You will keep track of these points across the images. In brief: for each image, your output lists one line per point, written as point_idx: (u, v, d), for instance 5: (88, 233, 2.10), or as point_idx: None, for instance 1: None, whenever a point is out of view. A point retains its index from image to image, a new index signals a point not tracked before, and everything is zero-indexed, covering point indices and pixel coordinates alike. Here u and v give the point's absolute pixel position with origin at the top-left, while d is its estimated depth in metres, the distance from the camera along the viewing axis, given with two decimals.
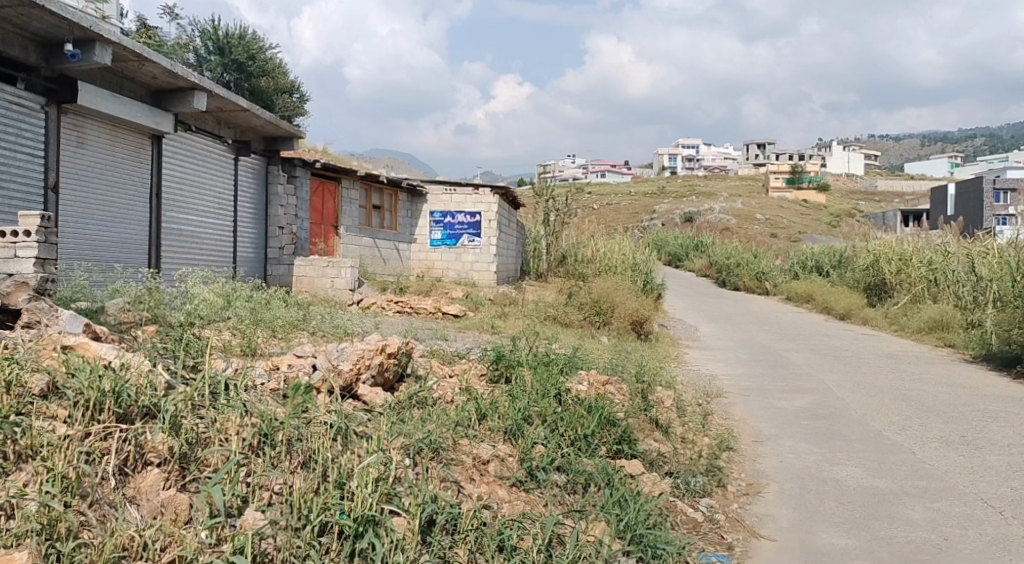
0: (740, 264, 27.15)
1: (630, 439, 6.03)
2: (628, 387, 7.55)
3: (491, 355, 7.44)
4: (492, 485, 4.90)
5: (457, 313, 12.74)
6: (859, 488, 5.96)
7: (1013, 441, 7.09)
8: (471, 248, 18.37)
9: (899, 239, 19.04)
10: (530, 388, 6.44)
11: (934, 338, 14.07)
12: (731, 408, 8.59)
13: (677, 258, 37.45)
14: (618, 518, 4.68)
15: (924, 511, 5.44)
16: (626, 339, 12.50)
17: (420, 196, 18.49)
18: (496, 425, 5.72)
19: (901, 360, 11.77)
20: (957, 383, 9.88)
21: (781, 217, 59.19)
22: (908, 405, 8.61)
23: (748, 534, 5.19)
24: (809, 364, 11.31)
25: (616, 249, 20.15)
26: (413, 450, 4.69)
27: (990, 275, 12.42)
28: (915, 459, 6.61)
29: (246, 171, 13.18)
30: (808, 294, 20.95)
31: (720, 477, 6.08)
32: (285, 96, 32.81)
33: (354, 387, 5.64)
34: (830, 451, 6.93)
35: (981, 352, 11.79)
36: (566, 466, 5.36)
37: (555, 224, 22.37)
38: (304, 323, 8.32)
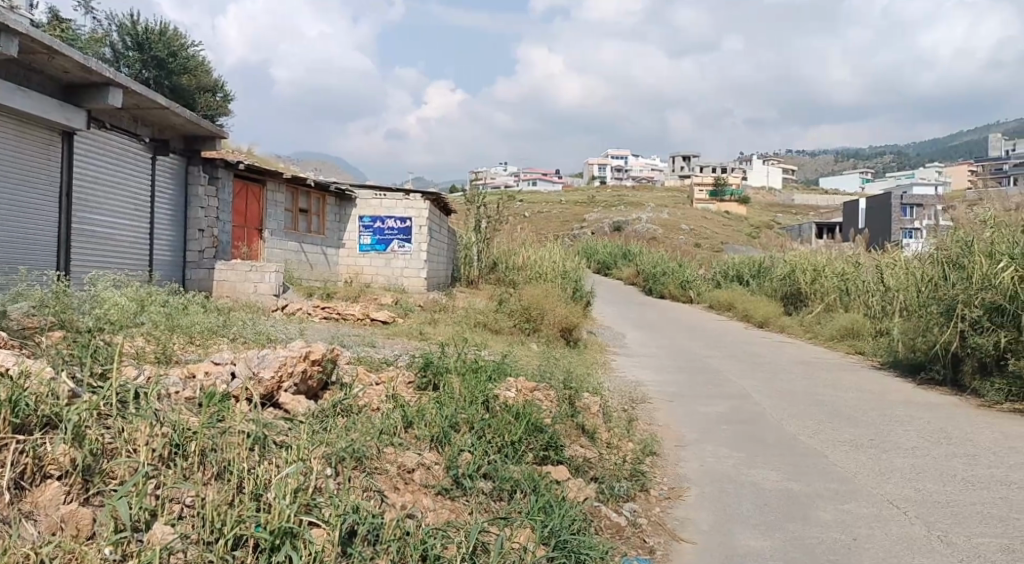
0: (665, 272, 27.74)
1: (557, 445, 6.07)
2: (556, 394, 7.56)
3: (419, 362, 7.37)
4: (416, 494, 4.82)
5: (386, 319, 12.59)
6: (775, 490, 6.13)
7: (917, 444, 7.41)
8: (401, 253, 18.21)
9: (814, 250, 19.77)
10: (457, 395, 6.40)
11: (846, 345, 14.68)
12: (656, 414, 8.74)
13: (605, 266, 38.07)
14: (543, 524, 4.69)
15: (835, 512, 5.64)
16: (554, 346, 12.61)
17: (349, 200, 18.18)
18: (422, 432, 5.65)
19: (816, 367, 12.21)
20: (868, 389, 10.31)
21: (705, 228, 60.77)
22: (821, 410, 8.93)
23: (669, 537, 5.28)
24: (730, 371, 11.62)
25: (545, 257, 20.31)
26: (335, 459, 4.60)
27: (897, 285, 13.02)
28: (827, 462, 6.86)
29: (165, 171, 12.74)
30: (729, 302, 21.56)
31: (643, 482, 6.16)
32: (208, 95, 31.95)
33: (275, 395, 5.50)
34: (748, 455, 7.12)
35: (889, 359, 12.36)
36: (493, 473, 5.32)
37: (486, 230, 22.34)
38: (224, 329, 8.07)
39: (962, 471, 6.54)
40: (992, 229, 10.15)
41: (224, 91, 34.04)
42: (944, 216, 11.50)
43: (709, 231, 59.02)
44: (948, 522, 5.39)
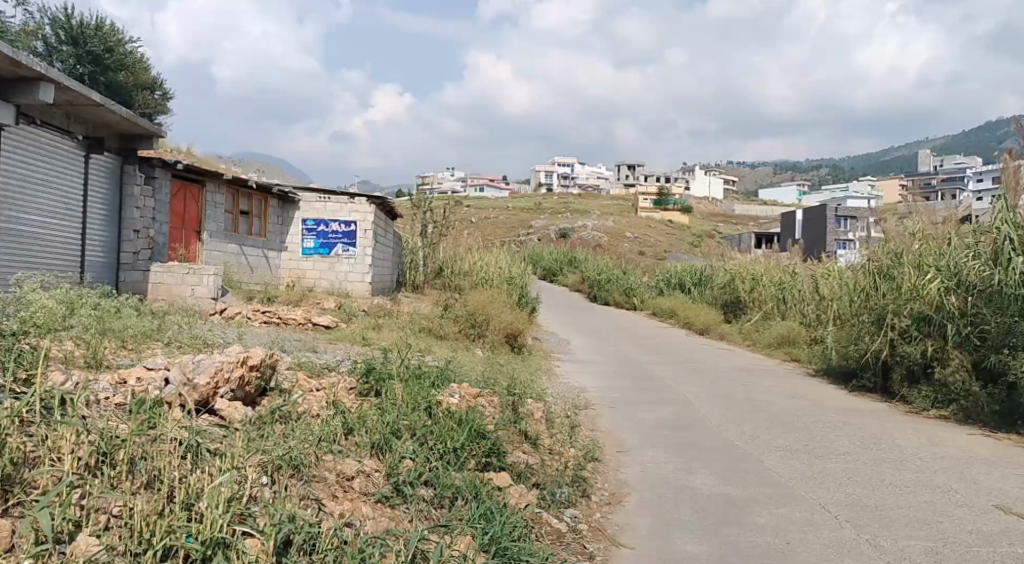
0: (610, 280, 28.07)
1: (500, 451, 6.07)
2: (499, 400, 7.56)
3: (361, 368, 7.29)
4: (355, 502, 4.76)
5: (329, 324, 12.42)
6: (713, 495, 6.25)
7: (848, 449, 7.65)
8: (345, 257, 17.99)
9: (752, 259, 20.24)
10: (399, 401, 6.34)
11: (782, 352, 15.06)
12: (598, 420, 8.81)
13: (550, 272, 38.30)
14: (484, 531, 4.68)
15: (769, 517, 5.77)
16: (499, 352, 12.62)
17: (292, 202, 17.89)
18: (363, 439, 5.59)
19: (754, 374, 12.50)
20: (803, 395, 10.60)
21: (649, 236, 61.65)
22: (758, 416, 9.13)
23: (609, 543, 5.33)
24: (672, 377, 11.80)
25: (491, 263, 20.32)
26: (271, 468, 4.52)
27: (831, 295, 13.43)
28: (763, 467, 7.01)
29: (99, 170, 12.36)
30: (672, 309, 21.90)
31: (585, 488, 6.22)
32: (146, 93, 31.12)
33: (210, 402, 5.37)
34: (687, 461, 7.24)
35: (823, 366, 12.74)
36: (434, 480, 5.28)
37: (432, 235, 22.26)
38: (159, 334, 7.85)
39: (890, 475, 6.76)
40: (920, 242, 10.54)
41: (162, 89, 33.17)
42: (876, 228, 11.88)
43: (653, 240, 59.92)
44: (876, 525, 5.56)
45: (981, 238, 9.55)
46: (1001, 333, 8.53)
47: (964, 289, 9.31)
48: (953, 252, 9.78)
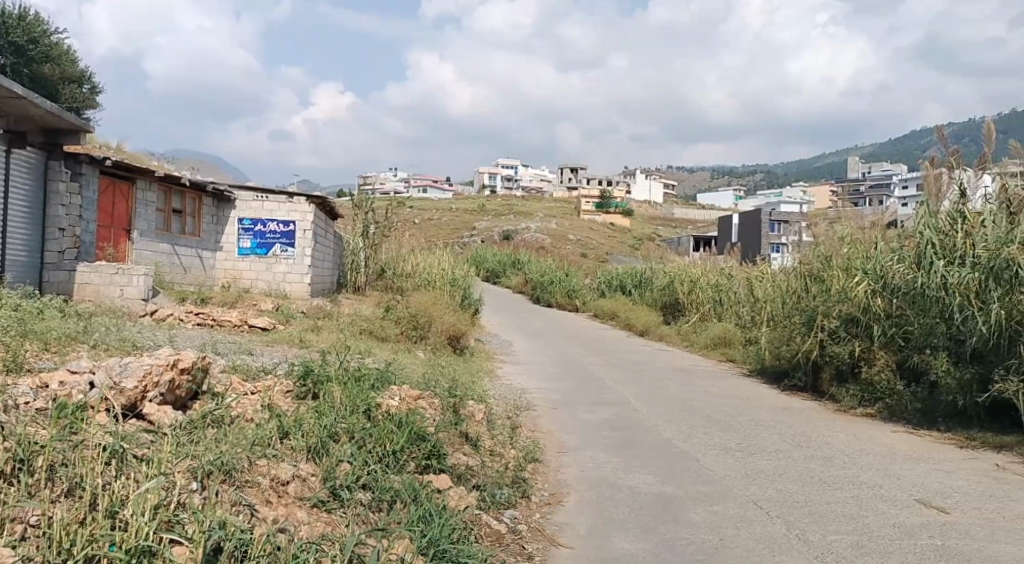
0: (552, 281, 28.29)
1: (440, 453, 6.03)
2: (440, 402, 7.52)
3: (299, 371, 7.17)
4: (290, 507, 4.66)
5: (266, 326, 12.17)
6: (650, 494, 6.34)
7: (780, 447, 7.86)
8: (284, 258, 17.66)
9: (691, 262, 20.63)
10: (337, 404, 6.25)
11: (719, 353, 15.40)
12: (539, 421, 8.87)
13: (493, 274, 38.35)
14: (422, 534, 4.64)
15: (704, 514, 5.89)
16: (441, 353, 12.58)
17: (228, 201, 17.47)
18: (298, 443, 5.48)
19: (691, 374, 12.75)
20: (738, 395, 10.84)
21: (591, 239, 62.27)
22: (694, 416, 9.31)
23: (548, 543, 5.35)
24: (612, 378, 11.94)
25: (434, 264, 20.24)
26: (201, 473, 4.41)
27: (766, 297, 13.79)
28: (699, 465, 7.16)
29: (21, 165, 11.89)
30: (613, 311, 22.19)
31: (525, 489, 6.24)
32: (73, 86, 30.04)
33: (138, 406, 5.21)
34: (626, 460, 7.33)
35: (757, 366, 13.09)
36: (373, 484, 5.22)
37: (374, 235, 22.05)
38: (85, 336, 7.58)
39: (819, 472, 6.98)
40: (849, 246, 10.90)
41: (91, 82, 32.07)
42: (807, 232, 12.24)
43: (596, 242, 60.53)
44: (806, 521, 5.72)
45: (904, 241, 9.91)
46: (923, 334, 8.86)
47: (889, 292, 9.66)
48: (879, 255, 10.13)
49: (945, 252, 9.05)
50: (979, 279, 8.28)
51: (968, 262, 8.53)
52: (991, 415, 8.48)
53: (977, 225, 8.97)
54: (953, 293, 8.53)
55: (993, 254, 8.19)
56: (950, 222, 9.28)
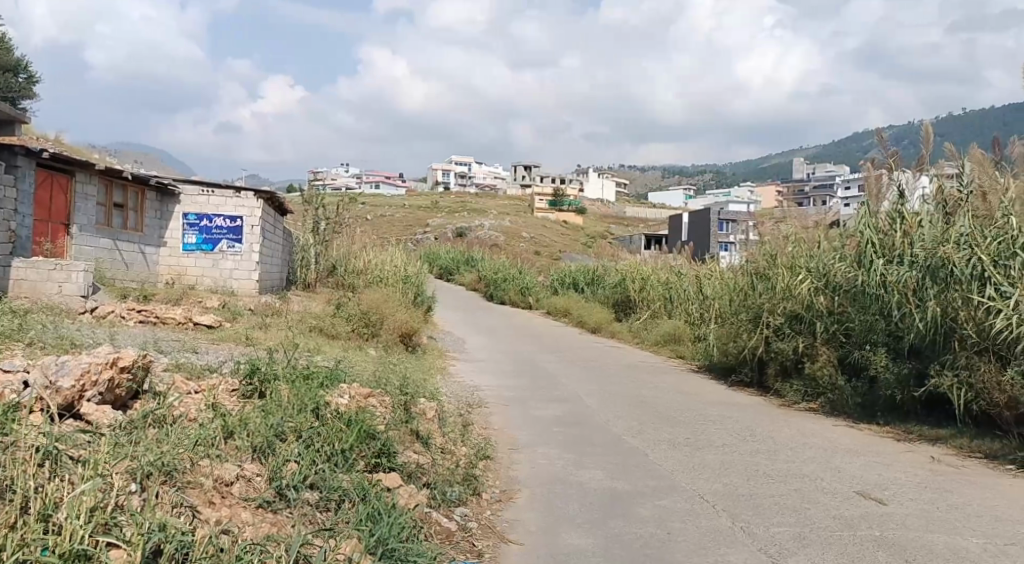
0: (506, 279, 28.32)
1: (390, 452, 5.98)
2: (391, 400, 7.46)
3: (245, 369, 7.04)
4: (234, 508, 4.57)
5: (212, 324, 11.90)
6: (600, 489, 6.40)
7: (727, 441, 8.01)
8: (230, 254, 17.30)
9: (642, 259, 20.85)
10: (284, 403, 6.15)
11: (669, 349, 15.62)
12: (491, 418, 8.87)
13: (447, 271, 38.22)
14: (370, 533, 4.60)
15: (653, 508, 5.96)
16: (393, 351, 12.50)
17: (172, 196, 17.06)
18: (243, 442, 5.38)
19: (642, 370, 12.91)
20: (687, 391, 11.00)
21: (544, 236, 62.48)
22: (644, 411, 9.43)
23: (498, 540, 5.36)
24: (564, 375, 12.02)
25: (386, 261, 20.09)
26: (140, 475, 4.31)
27: (714, 294, 14.03)
28: (648, 460, 7.24)
29: None
30: (566, 308, 22.31)
31: (475, 486, 6.23)
32: (8, 75, 29.03)
33: (75, 406, 5.06)
34: (577, 456, 7.39)
35: (706, 362, 13.31)
36: (320, 483, 5.15)
37: (325, 232, 21.75)
38: (20, 334, 7.32)
39: (764, 465, 7.13)
40: (793, 245, 11.15)
41: (28, 71, 31.03)
42: (755, 231, 12.46)
43: (549, 240, 60.77)
44: (750, 514, 5.84)
45: (847, 241, 10.18)
46: (864, 331, 9.11)
47: (832, 289, 9.91)
48: (823, 254, 10.39)
49: (885, 251, 9.31)
50: (916, 277, 8.55)
51: (906, 261, 8.79)
52: (928, 408, 8.77)
53: (915, 226, 9.24)
54: (892, 292, 8.78)
55: (929, 253, 8.46)
56: (889, 222, 9.55)
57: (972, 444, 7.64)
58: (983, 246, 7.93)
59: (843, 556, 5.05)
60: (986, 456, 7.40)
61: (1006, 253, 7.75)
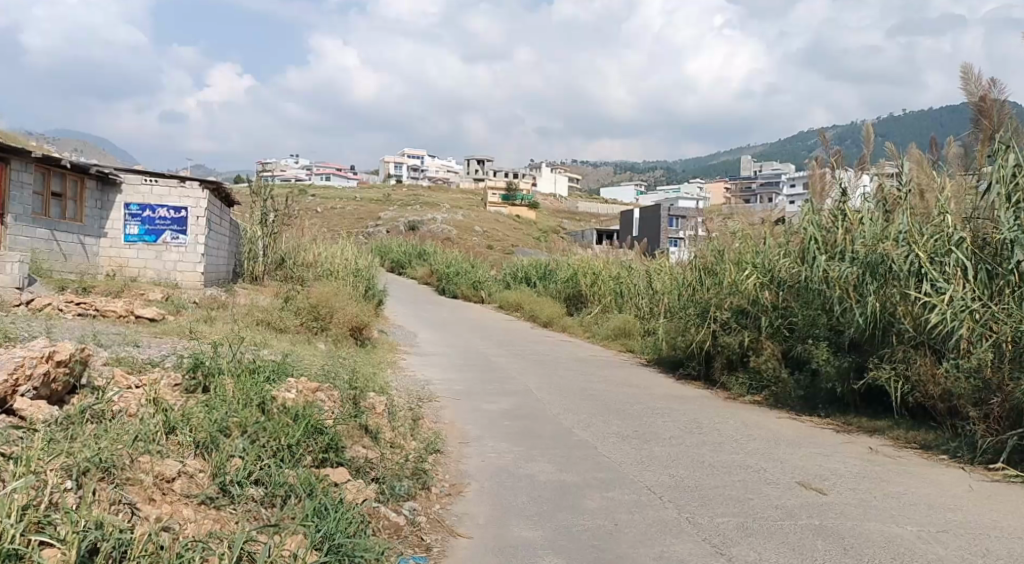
0: (458, 273, 28.26)
1: (338, 446, 5.91)
2: (339, 394, 7.37)
3: (188, 363, 6.89)
4: (174, 505, 4.46)
5: (154, 317, 11.59)
6: (548, 482, 6.44)
7: (674, 433, 8.14)
8: (174, 245, 16.89)
9: (593, 254, 21.00)
10: (229, 398, 6.03)
11: (619, 344, 15.81)
12: (441, 412, 8.84)
13: (398, 264, 37.93)
14: (316, 529, 4.55)
15: (601, 500, 6.01)
16: (342, 345, 12.35)
17: (114, 185, 16.53)
18: (185, 438, 5.26)
19: (592, 364, 13.02)
20: (636, 384, 11.14)
21: (497, 231, 62.46)
22: (593, 404, 9.52)
23: (447, 533, 5.35)
24: (514, 368, 12.05)
25: (336, 254, 19.87)
26: (77, 472, 4.21)
27: (663, 289, 14.22)
28: (596, 453, 7.31)
29: None
30: (517, 303, 22.37)
31: (425, 480, 6.20)
32: None
33: (8, 402, 4.89)
34: (526, 449, 7.41)
35: (655, 356, 13.50)
36: (266, 479, 5.08)
37: (273, 223, 21.37)
38: None
39: (709, 456, 7.26)
40: (740, 240, 11.34)
41: None
42: (703, 227, 12.65)
43: (501, 234, 60.77)
44: (696, 505, 5.93)
45: (791, 238, 10.42)
46: (806, 325, 9.33)
47: (776, 284, 10.13)
48: (768, 250, 10.61)
49: (828, 248, 9.55)
50: (856, 273, 8.79)
51: (847, 257, 9.04)
52: (866, 401, 9.02)
53: (856, 223, 9.47)
54: (833, 288, 9.02)
55: (870, 250, 8.70)
56: (831, 219, 9.80)
57: (907, 436, 7.89)
58: (920, 242, 8.17)
59: (784, 545, 5.17)
60: (921, 446, 7.65)
61: (940, 250, 7.96)
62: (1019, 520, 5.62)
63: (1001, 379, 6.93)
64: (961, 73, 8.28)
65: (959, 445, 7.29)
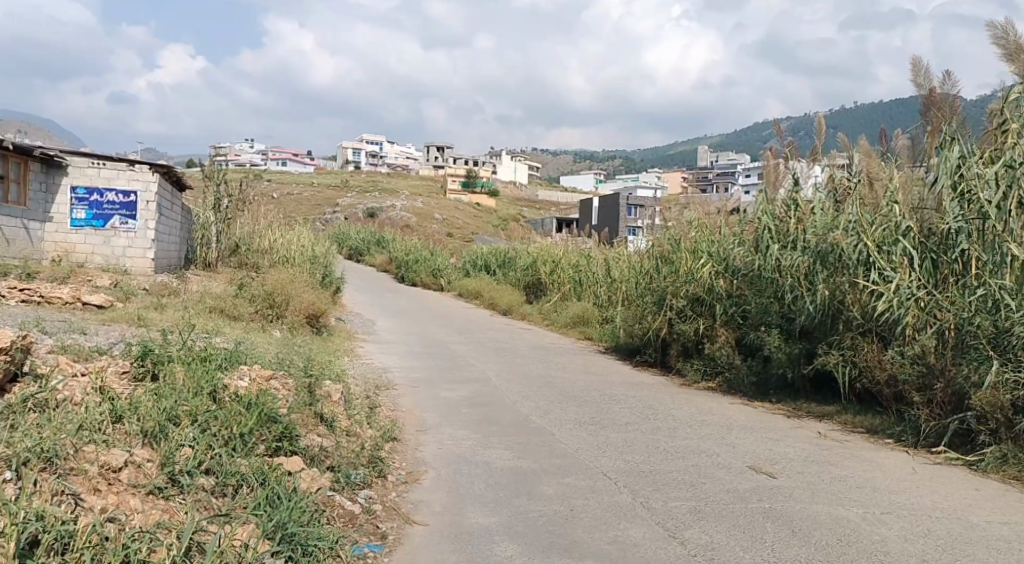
0: (418, 260, 28.12)
1: (292, 435, 5.83)
2: (294, 382, 7.28)
3: (137, 350, 6.73)
4: (121, 495, 4.37)
5: (102, 303, 11.31)
6: (505, 468, 6.45)
7: (630, 419, 8.22)
8: (123, 231, 16.48)
9: (553, 242, 21.04)
10: (179, 386, 5.90)
11: (578, 331, 15.91)
12: (399, 399, 8.80)
13: (356, 251, 37.60)
14: (268, 518, 4.50)
15: (557, 486, 6.05)
16: (298, 332, 12.20)
17: (58, 168, 15.96)
18: (134, 426, 5.14)
19: (550, 351, 13.08)
20: (593, 371, 11.23)
21: (456, 218, 62.21)
22: (551, 391, 9.57)
23: (402, 521, 5.33)
24: (473, 356, 12.04)
25: (292, 240, 19.60)
26: (16, 463, 4.11)
27: (621, 277, 14.34)
28: (553, 439, 7.35)
29: None
30: (477, 290, 22.34)
31: (381, 468, 6.17)
32: None
33: None
34: (484, 436, 7.42)
35: (612, 343, 13.63)
36: (217, 468, 4.99)
37: (227, 209, 20.96)
38: None
39: (664, 442, 7.36)
40: (696, 230, 11.44)
41: None
42: (660, 216, 12.75)
43: (461, 222, 60.57)
44: (650, 490, 6.00)
45: (746, 227, 10.58)
46: (759, 312, 9.49)
47: (731, 273, 10.28)
48: (724, 240, 10.75)
49: (781, 236, 9.70)
50: (808, 262, 8.97)
51: (798, 246, 9.21)
52: (816, 387, 9.21)
53: (808, 213, 9.65)
54: (786, 276, 9.18)
55: (821, 239, 8.88)
56: (785, 209, 9.97)
57: (855, 421, 8.09)
58: (869, 232, 8.35)
59: (734, 527, 5.27)
60: (867, 430, 7.86)
61: (888, 239, 8.15)
62: (958, 501, 5.82)
63: (944, 364, 7.15)
64: (911, 66, 8.47)
65: (904, 429, 7.50)
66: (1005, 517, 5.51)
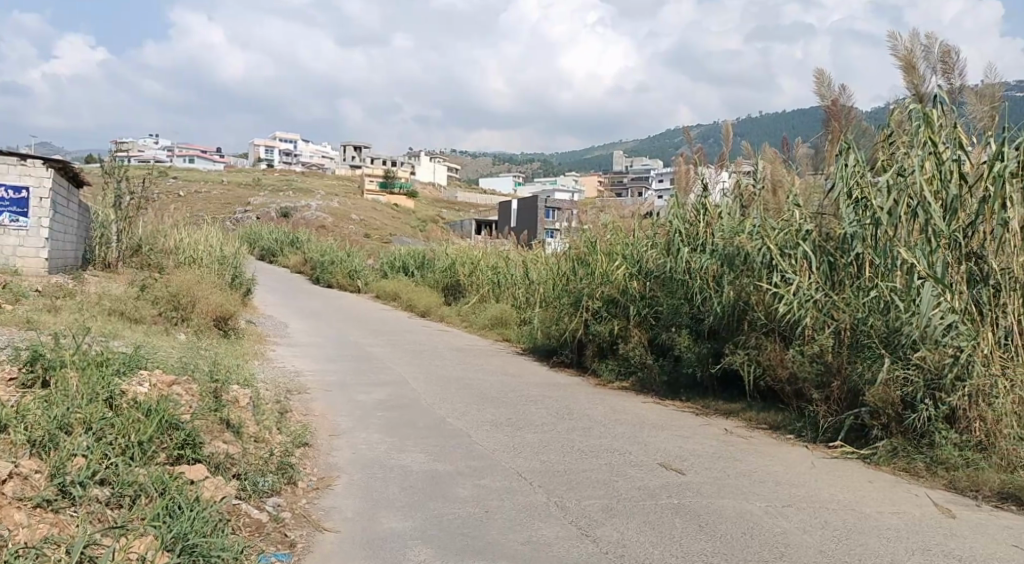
0: (334, 261, 27.59)
1: (195, 442, 5.59)
2: (198, 387, 6.99)
3: (26, 355, 6.34)
4: (5, 510, 4.12)
5: None
6: (420, 471, 6.40)
7: (546, 420, 8.28)
8: (13, 229, 15.53)
9: (472, 244, 21.01)
10: (72, 392, 5.59)
11: (496, 332, 15.92)
12: (311, 404, 8.60)
13: (268, 251, 36.61)
14: (168, 529, 4.31)
15: (473, 488, 6.03)
16: (205, 335, 11.78)
17: None
18: (20, 436, 4.84)
19: (468, 353, 13.05)
20: (510, 372, 11.27)
21: (374, 219, 61.42)
22: (468, 393, 9.55)
23: (313, 528, 5.20)
24: (389, 358, 11.89)
25: (200, 240, 18.91)
26: None
27: (538, 279, 14.46)
28: (469, 441, 7.32)
29: None
30: (395, 292, 22.08)
31: (290, 474, 6.00)
32: None
33: None
34: (399, 440, 7.32)
35: (530, 344, 13.72)
36: (112, 478, 4.74)
37: (128, 207, 20.05)
38: None
39: (579, 441, 7.44)
40: (611, 232, 11.64)
41: None
42: (576, 219, 12.92)
43: (379, 223, 59.85)
44: (564, 489, 6.06)
45: (657, 231, 10.85)
46: (669, 313, 9.70)
47: (643, 275, 10.48)
48: (637, 242, 10.96)
49: (690, 240, 9.97)
50: (716, 264, 9.25)
51: (707, 250, 9.49)
52: (724, 385, 9.49)
53: (716, 217, 9.98)
54: (695, 278, 9.47)
55: (727, 243, 9.18)
56: (694, 213, 10.26)
57: (759, 417, 8.40)
58: (772, 235, 8.67)
59: (644, 524, 5.38)
60: (770, 427, 8.18)
61: (789, 243, 8.50)
62: (854, 493, 6.11)
63: (840, 363, 7.49)
64: (815, 78, 8.84)
65: (803, 425, 7.83)
66: (894, 507, 5.81)
